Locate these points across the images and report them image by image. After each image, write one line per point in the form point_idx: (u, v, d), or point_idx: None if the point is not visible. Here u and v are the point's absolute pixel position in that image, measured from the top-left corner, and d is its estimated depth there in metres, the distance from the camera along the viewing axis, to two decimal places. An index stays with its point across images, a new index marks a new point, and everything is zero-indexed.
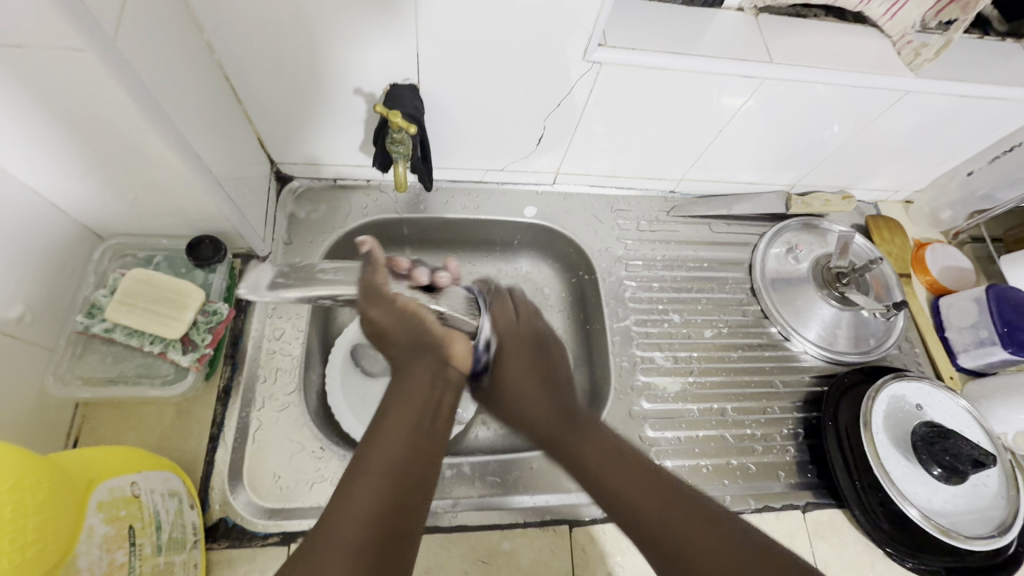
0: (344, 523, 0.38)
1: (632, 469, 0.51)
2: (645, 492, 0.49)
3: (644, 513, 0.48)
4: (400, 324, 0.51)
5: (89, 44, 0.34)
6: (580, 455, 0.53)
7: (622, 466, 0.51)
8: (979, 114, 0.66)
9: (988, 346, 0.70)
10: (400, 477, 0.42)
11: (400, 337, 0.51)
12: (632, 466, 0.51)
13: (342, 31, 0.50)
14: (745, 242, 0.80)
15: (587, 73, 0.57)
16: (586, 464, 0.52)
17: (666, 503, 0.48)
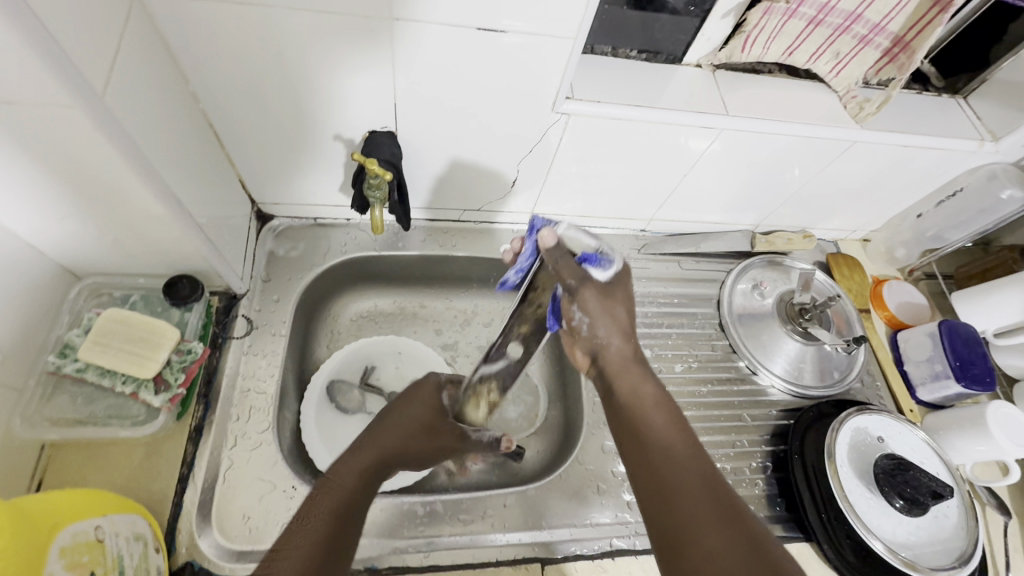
0: (309, 529, 0.43)
1: (715, 519, 0.38)
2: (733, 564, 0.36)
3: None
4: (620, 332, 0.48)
5: (78, 100, 0.36)
6: (653, 451, 0.42)
7: (714, 508, 0.39)
8: (921, 162, 0.71)
9: (943, 379, 0.73)
10: (359, 505, 0.47)
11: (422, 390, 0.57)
12: (724, 514, 0.38)
13: (322, 84, 0.53)
14: (713, 279, 0.84)
15: (557, 122, 0.61)
16: (673, 492, 0.39)
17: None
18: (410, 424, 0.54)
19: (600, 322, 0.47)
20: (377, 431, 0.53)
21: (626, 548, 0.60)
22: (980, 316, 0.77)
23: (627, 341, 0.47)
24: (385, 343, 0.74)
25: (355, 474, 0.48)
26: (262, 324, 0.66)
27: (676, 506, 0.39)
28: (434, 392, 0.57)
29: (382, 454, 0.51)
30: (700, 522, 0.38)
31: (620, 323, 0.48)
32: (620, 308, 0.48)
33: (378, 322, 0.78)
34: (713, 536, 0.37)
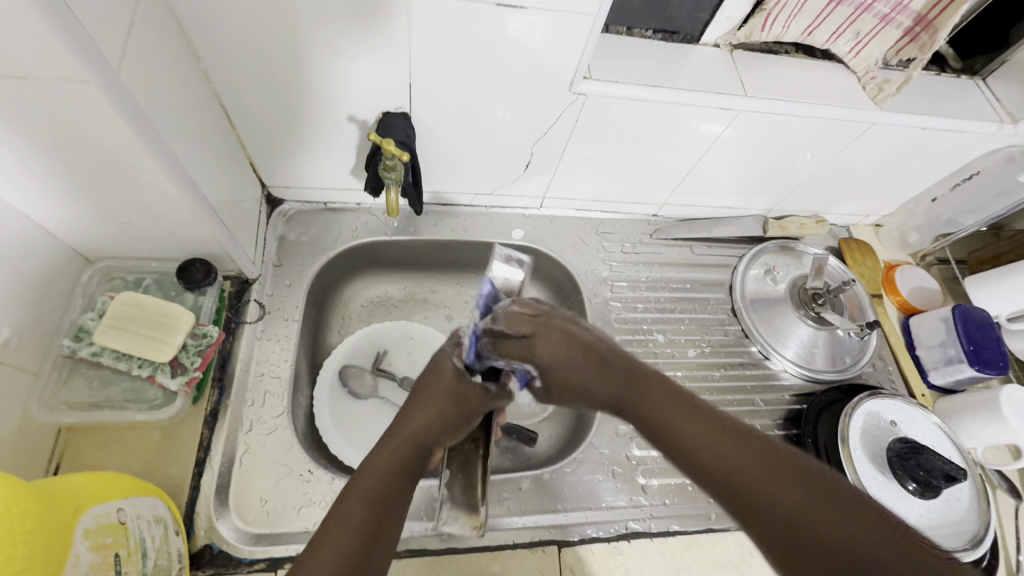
0: (344, 520, 0.39)
1: (695, 412, 0.43)
2: (736, 447, 0.39)
3: (748, 480, 0.38)
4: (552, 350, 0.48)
5: (92, 74, 0.35)
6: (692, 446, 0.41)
7: (716, 432, 0.41)
8: (939, 145, 0.70)
9: (956, 364, 0.73)
10: (394, 493, 0.42)
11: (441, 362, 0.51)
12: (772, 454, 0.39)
13: (335, 62, 0.52)
14: (725, 264, 0.83)
15: (573, 103, 0.60)
16: (664, 414, 0.43)
17: (773, 468, 0.38)
18: (441, 406, 0.46)
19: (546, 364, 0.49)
20: (405, 416, 0.47)
21: (642, 530, 0.60)
22: (993, 301, 0.77)
23: (573, 346, 0.48)
24: (397, 328, 0.74)
25: (387, 462, 0.43)
26: (275, 309, 0.65)
27: (669, 429, 0.43)
28: (457, 377, 0.49)
29: (416, 443, 0.45)
30: (691, 430, 0.42)
31: (584, 362, 0.47)
32: (553, 339, 0.48)
33: (389, 308, 0.78)
34: (702, 431, 0.41)
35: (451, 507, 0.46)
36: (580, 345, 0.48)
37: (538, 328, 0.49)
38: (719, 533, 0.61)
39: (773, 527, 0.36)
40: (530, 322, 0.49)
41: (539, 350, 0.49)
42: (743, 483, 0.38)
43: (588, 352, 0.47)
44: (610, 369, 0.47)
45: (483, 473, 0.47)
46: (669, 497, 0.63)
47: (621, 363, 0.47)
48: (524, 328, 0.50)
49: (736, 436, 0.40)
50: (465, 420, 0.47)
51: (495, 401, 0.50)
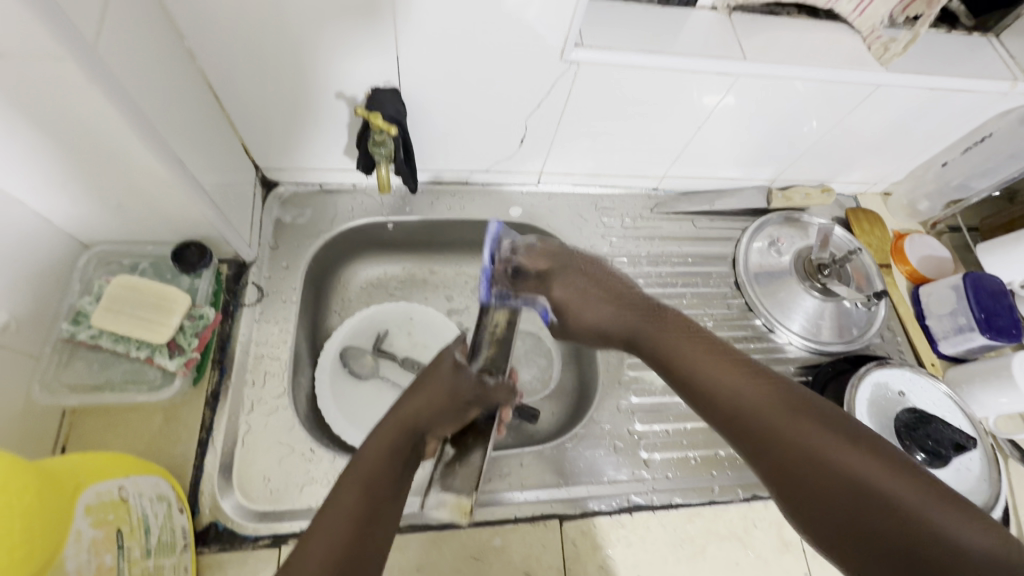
0: (337, 505, 0.40)
1: (711, 351, 0.46)
2: (757, 393, 0.42)
3: (761, 419, 0.40)
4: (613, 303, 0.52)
5: (68, 51, 0.35)
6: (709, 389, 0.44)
7: (735, 372, 0.44)
8: (950, 106, 0.67)
9: (967, 332, 0.71)
10: (390, 474, 0.43)
11: (439, 356, 0.51)
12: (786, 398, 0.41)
13: (320, 36, 0.51)
14: (728, 237, 0.82)
15: (567, 72, 0.58)
16: (678, 355, 0.48)
17: (784, 412, 0.40)
18: (435, 394, 0.47)
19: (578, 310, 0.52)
20: (399, 404, 0.47)
21: (644, 504, 0.60)
22: (1006, 268, 0.75)
23: (597, 288, 0.53)
24: (397, 309, 0.74)
25: (378, 447, 0.44)
26: (273, 291, 0.65)
27: (685, 361, 0.47)
28: (456, 371, 0.49)
29: (409, 431, 0.45)
30: (708, 363, 0.46)
31: (604, 301, 0.52)
32: (577, 281, 0.53)
33: (389, 289, 0.78)
34: (719, 367, 0.45)
35: (441, 490, 0.43)
36: (605, 287, 0.53)
37: (557, 263, 0.53)
38: (722, 505, 0.61)
39: (779, 458, 0.39)
40: (548, 259, 0.53)
41: (559, 295, 0.52)
42: (754, 421, 0.41)
43: (613, 294, 0.53)
44: (636, 310, 0.52)
45: (480, 463, 0.45)
46: (672, 470, 0.63)
47: (647, 305, 0.52)
48: (542, 265, 0.53)
49: (751, 374, 0.43)
50: (458, 410, 0.47)
51: (493, 393, 0.48)
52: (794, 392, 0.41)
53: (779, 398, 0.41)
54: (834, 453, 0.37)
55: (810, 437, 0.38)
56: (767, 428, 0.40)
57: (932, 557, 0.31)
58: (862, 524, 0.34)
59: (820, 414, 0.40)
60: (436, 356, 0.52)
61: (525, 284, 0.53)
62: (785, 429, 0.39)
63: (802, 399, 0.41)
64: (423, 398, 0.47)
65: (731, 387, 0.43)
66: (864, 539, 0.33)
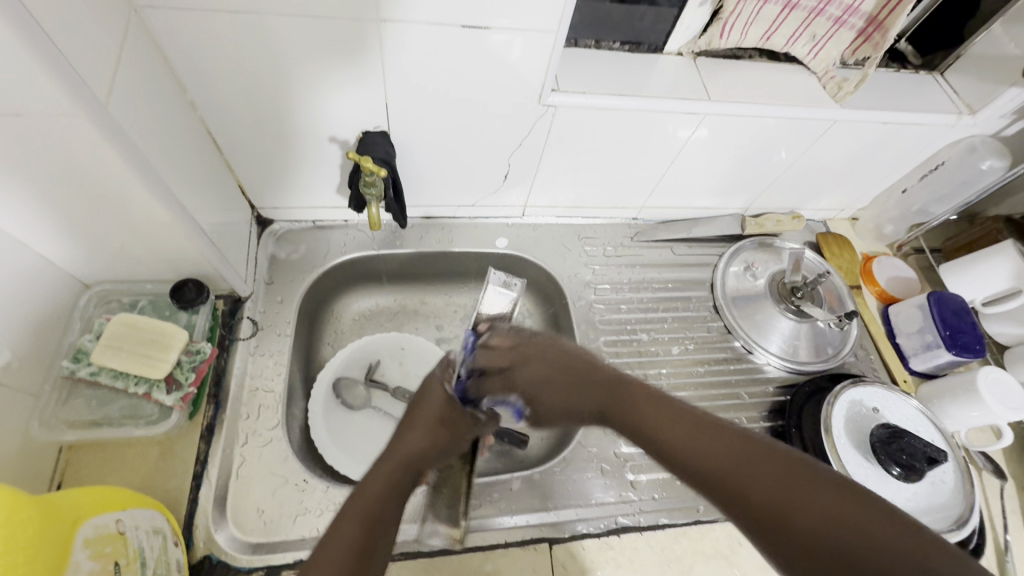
0: (340, 537, 0.39)
1: (682, 416, 0.44)
2: (713, 448, 0.41)
3: (723, 476, 0.39)
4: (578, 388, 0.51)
5: (80, 107, 0.38)
6: (672, 447, 0.43)
7: (689, 429, 0.43)
8: (903, 138, 0.72)
9: (935, 349, 0.74)
10: (391, 508, 0.43)
11: (429, 389, 0.52)
12: (742, 450, 0.40)
13: (314, 86, 0.55)
14: (705, 263, 0.85)
15: (545, 114, 0.62)
16: (636, 418, 0.46)
17: (742, 464, 0.39)
18: (433, 430, 0.48)
19: (543, 396, 0.52)
20: (396, 440, 0.47)
21: (631, 525, 0.61)
22: (968, 286, 0.79)
23: (558, 366, 0.52)
24: (388, 339, 0.76)
25: (380, 480, 0.44)
26: (267, 325, 0.67)
27: (643, 426, 0.46)
28: (449, 405, 0.51)
29: (411, 465, 0.46)
30: (676, 433, 0.43)
31: (570, 390, 0.51)
32: (541, 363, 0.53)
33: (380, 320, 0.80)
34: (692, 431, 0.43)
35: (434, 524, 0.51)
36: (563, 368, 0.52)
37: (514, 357, 0.54)
38: (708, 525, 0.62)
39: (750, 514, 0.37)
40: (509, 353, 0.55)
41: (520, 374, 0.53)
42: (716, 478, 0.39)
43: (571, 377, 0.51)
44: (597, 385, 0.50)
45: (466, 488, 0.51)
46: (658, 491, 0.64)
47: (610, 377, 0.50)
48: (502, 360, 0.55)
49: (703, 429, 0.42)
50: (452, 447, 0.49)
51: (482, 429, 0.54)
52: (752, 442, 0.40)
53: (757, 460, 0.39)
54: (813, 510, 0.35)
55: (791, 496, 0.36)
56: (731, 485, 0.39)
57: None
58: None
59: (801, 469, 0.38)
60: (424, 383, 0.53)
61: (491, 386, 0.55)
62: (761, 492, 0.37)
63: (781, 456, 0.39)
64: (422, 433, 0.48)
65: (687, 443, 0.42)
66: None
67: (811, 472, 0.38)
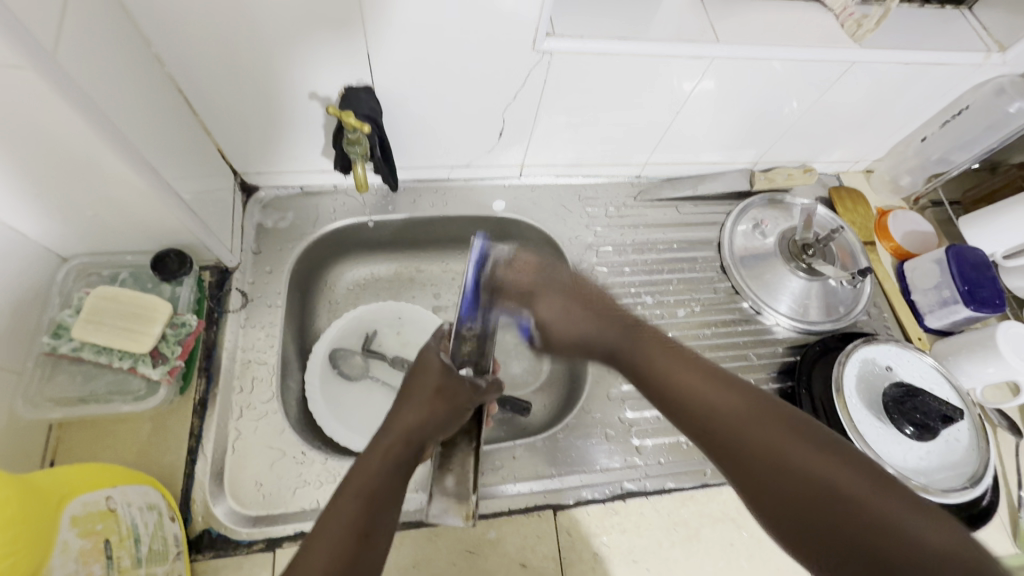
0: (338, 514, 0.38)
1: (691, 364, 0.44)
2: (726, 403, 0.40)
3: (730, 427, 0.39)
4: (600, 317, 0.51)
5: (27, 60, 0.34)
6: (679, 397, 0.42)
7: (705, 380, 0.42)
8: (927, 80, 0.67)
9: (952, 305, 0.71)
10: (391, 487, 0.42)
11: (423, 363, 0.50)
12: (752, 408, 0.39)
13: (289, 38, 0.51)
14: (712, 221, 0.82)
15: (540, 62, 0.58)
16: (651, 366, 0.45)
17: (755, 424, 0.38)
18: (432, 402, 0.46)
19: (562, 323, 0.52)
20: (393, 415, 0.46)
21: (637, 490, 0.60)
22: (989, 239, 0.75)
23: (574, 300, 0.53)
24: (385, 309, 0.74)
25: (379, 459, 0.42)
26: (258, 296, 0.65)
27: (654, 373, 0.45)
28: (445, 374, 0.49)
29: (410, 440, 0.44)
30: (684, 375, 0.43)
31: (584, 316, 0.51)
32: (557, 295, 0.53)
33: (376, 289, 0.78)
34: (698, 378, 0.42)
35: (442, 497, 0.44)
36: (584, 305, 0.52)
37: (539, 281, 0.54)
38: (715, 488, 0.61)
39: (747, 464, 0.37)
40: (531, 275, 0.54)
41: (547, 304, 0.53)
42: (721, 427, 0.39)
43: (594, 307, 0.52)
44: (618, 324, 0.50)
45: (474, 463, 0.46)
46: (664, 455, 0.63)
47: (626, 323, 0.50)
48: (524, 282, 0.54)
49: (718, 386, 0.41)
50: (451, 415, 0.46)
51: (484, 396, 0.49)
52: (774, 408, 0.39)
53: (765, 419, 0.38)
54: (801, 457, 0.36)
55: (783, 444, 0.37)
56: (738, 437, 0.38)
57: (889, 556, 0.31)
58: (817, 520, 0.33)
59: (802, 428, 0.38)
60: (420, 358, 0.51)
61: (507, 299, 0.54)
62: (754, 436, 0.38)
63: (780, 410, 0.39)
64: (420, 407, 0.46)
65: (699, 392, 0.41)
66: (804, 519, 0.34)
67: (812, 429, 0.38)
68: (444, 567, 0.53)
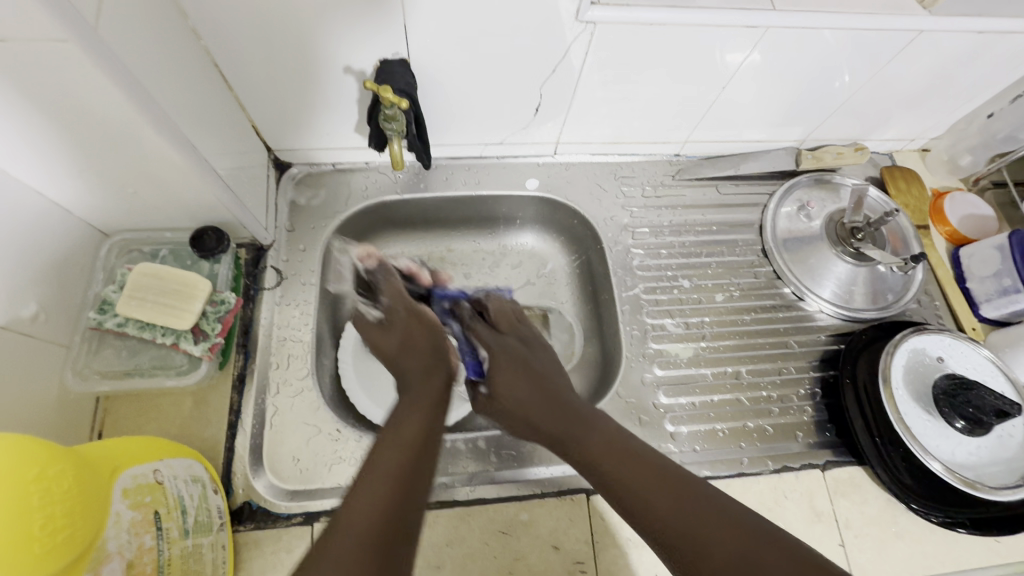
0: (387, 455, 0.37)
1: (560, 400, 0.46)
2: (649, 475, 0.38)
3: (642, 504, 0.37)
4: (535, 374, 0.49)
5: (68, 33, 0.34)
6: (607, 467, 0.40)
7: (626, 456, 0.40)
8: (1000, 50, 0.62)
9: (1012, 294, 0.68)
10: (431, 430, 0.41)
11: (394, 334, 0.51)
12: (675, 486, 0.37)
13: (324, 10, 0.50)
14: (754, 202, 0.78)
15: (581, 33, 0.55)
16: (571, 444, 0.43)
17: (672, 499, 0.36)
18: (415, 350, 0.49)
19: (504, 385, 0.48)
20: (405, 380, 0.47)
21: None
22: None
23: (519, 361, 0.50)
24: None
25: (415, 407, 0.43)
26: (292, 274, 0.65)
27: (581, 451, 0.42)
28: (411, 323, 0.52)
29: (432, 381, 0.46)
30: (546, 418, 0.45)
31: (527, 375, 0.48)
32: (511, 360, 0.50)
33: None
34: (562, 419, 0.44)
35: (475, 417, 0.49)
36: (529, 368, 0.49)
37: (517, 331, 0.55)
38: (750, 477, 0.61)
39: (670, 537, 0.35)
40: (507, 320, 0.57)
41: (500, 357, 0.50)
42: (639, 495, 0.37)
43: (535, 369, 0.49)
44: (560, 400, 0.46)
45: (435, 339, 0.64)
46: (699, 442, 0.63)
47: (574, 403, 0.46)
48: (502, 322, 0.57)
49: (630, 459, 0.40)
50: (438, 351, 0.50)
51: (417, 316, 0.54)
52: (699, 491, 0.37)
53: (677, 495, 0.36)
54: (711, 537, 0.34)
55: (686, 517, 0.35)
56: (653, 510, 0.36)
57: None
58: None
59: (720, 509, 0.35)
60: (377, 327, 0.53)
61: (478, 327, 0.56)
62: (665, 513, 0.36)
63: (626, 449, 0.41)
64: (430, 367, 0.47)
65: (625, 469, 0.39)
66: None
67: (651, 467, 0.39)
68: (478, 546, 0.54)
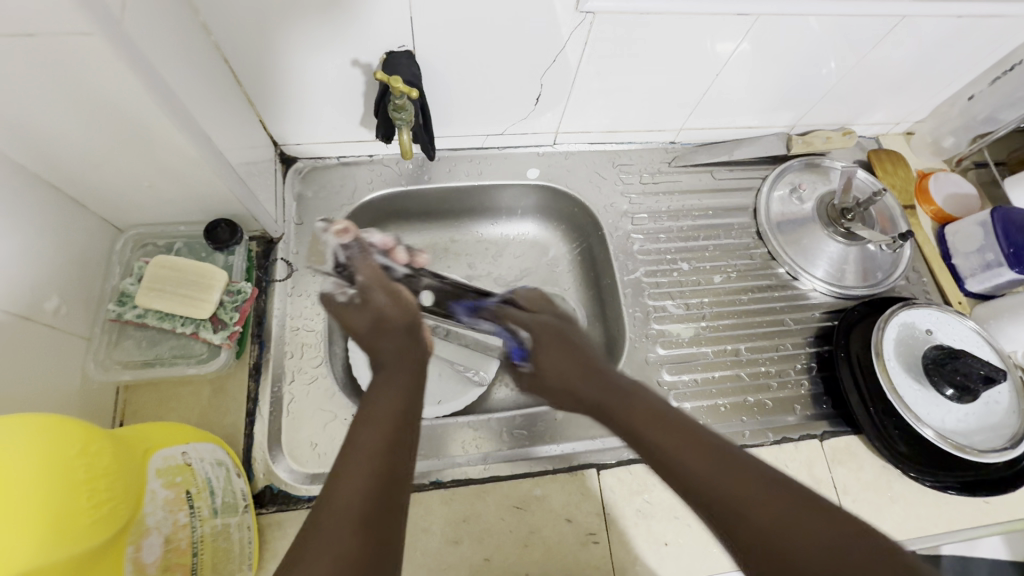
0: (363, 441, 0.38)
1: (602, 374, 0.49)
2: (680, 439, 0.40)
3: (686, 465, 0.38)
4: (579, 354, 0.52)
5: (96, 26, 0.35)
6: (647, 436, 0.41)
7: (667, 423, 0.42)
8: (978, 34, 0.65)
9: (995, 269, 0.70)
10: (410, 410, 0.43)
11: (363, 318, 0.52)
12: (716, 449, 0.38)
13: (332, 6, 0.51)
14: (748, 187, 0.81)
15: (582, 23, 0.56)
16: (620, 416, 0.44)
17: (721, 463, 0.37)
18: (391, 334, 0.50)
19: (550, 368, 0.52)
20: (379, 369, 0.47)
21: None
22: None
23: (563, 345, 0.53)
24: None
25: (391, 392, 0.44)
26: (302, 266, 0.66)
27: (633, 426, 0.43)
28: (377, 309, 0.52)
29: (405, 366, 0.47)
30: (587, 388, 0.48)
31: (568, 356, 0.51)
32: (556, 350, 0.53)
33: None
34: (603, 391, 0.47)
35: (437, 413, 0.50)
36: (573, 347, 0.53)
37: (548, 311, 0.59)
38: (753, 448, 0.64)
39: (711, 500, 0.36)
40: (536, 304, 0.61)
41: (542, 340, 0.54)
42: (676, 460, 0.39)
43: (580, 354, 0.51)
44: (608, 384, 0.47)
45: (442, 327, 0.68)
46: (702, 417, 0.66)
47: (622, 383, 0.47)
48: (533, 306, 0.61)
49: (674, 426, 0.41)
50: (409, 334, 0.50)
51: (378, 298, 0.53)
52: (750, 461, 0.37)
53: (714, 458, 0.38)
54: (753, 502, 0.34)
55: (721, 481, 0.36)
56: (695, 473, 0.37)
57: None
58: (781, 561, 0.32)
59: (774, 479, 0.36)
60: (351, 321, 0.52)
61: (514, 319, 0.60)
62: (706, 478, 0.37)
63: (671, 419, 0.42)
64: (403, 349, 0.48)
65: (667, 436, 0.40)
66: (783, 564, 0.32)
67: (688, 433, 0.40)
68: (494, 521, 0.55)
